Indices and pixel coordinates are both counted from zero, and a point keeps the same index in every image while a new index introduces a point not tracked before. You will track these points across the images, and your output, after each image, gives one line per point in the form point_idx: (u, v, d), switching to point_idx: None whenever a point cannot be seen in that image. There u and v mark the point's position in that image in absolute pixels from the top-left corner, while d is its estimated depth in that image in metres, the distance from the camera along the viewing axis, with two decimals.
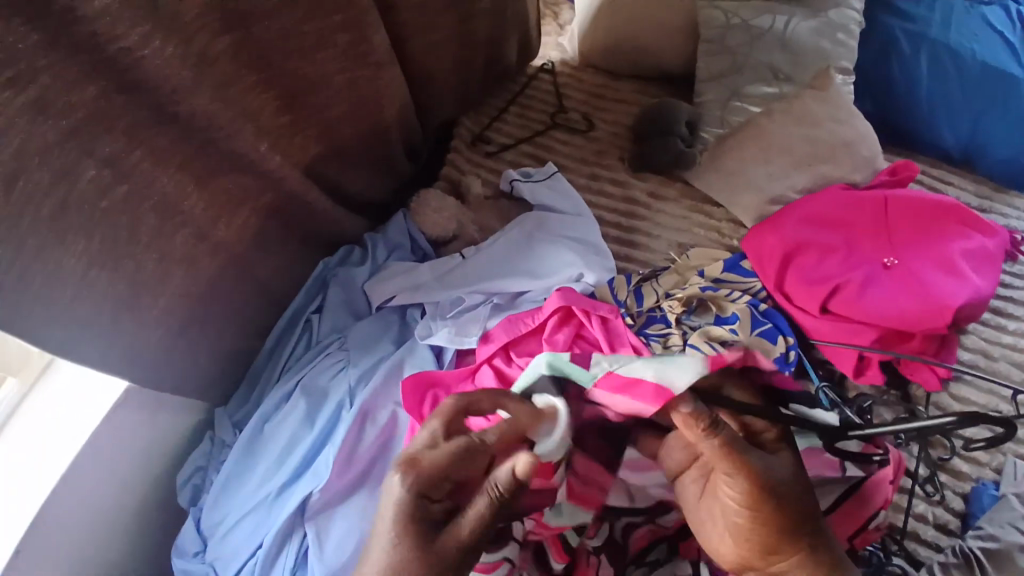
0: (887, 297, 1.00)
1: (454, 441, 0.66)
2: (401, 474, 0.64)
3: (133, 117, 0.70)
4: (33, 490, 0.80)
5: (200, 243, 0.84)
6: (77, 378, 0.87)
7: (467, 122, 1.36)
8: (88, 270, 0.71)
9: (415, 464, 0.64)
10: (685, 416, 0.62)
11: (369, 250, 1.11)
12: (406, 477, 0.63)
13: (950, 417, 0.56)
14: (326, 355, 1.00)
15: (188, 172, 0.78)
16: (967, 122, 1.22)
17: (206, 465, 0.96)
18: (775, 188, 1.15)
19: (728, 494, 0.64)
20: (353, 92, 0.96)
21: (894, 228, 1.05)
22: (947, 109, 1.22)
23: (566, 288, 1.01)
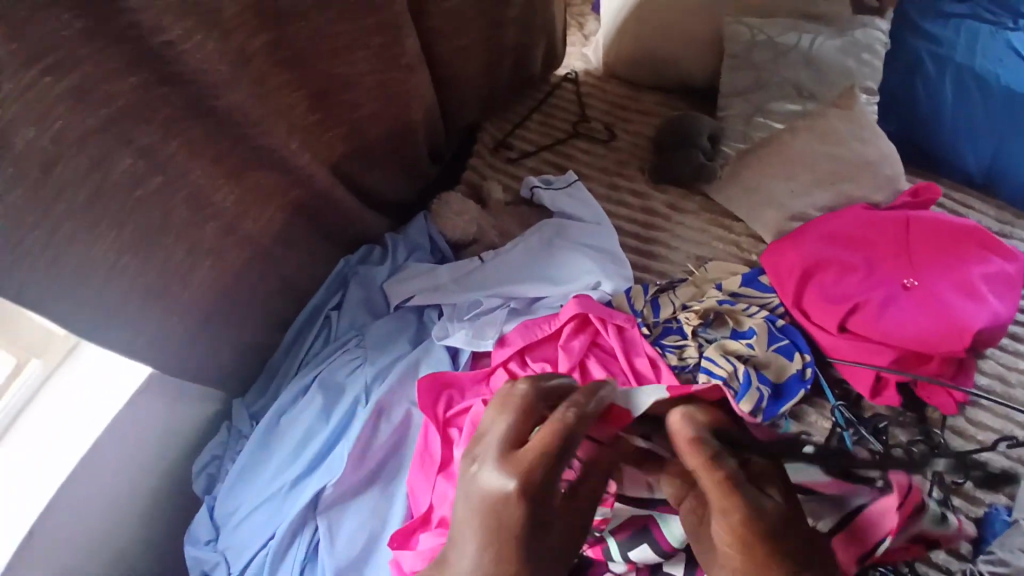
0: (906, 318, 0.99)
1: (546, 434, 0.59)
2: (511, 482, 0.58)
3: (171, 109, 0.71)
4: (33, 490, 0.80)
5: (228, 235, 0.85)
6: (101, 362, 0.89)
7: (490, 128, 1.37)
8: (119, 256, 0.72)
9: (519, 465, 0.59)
10: (689, 439, 0.58)
11: (390, 250, 1.13)
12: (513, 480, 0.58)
13: (941, 460, 0.56)
14: (344, 351, 1.01)
15: (220, 166, 0.80)
16: (991, 145, 1.21)
17: (222, 455, 0.97)
18: (796, 205, 1.15)
19: (719, 535, 0.56)
20: (382, 94, 0.97)
21: (916, 249, 1.05)
22: (971, 133, 1.22)
23: (584, 295, 1.02)
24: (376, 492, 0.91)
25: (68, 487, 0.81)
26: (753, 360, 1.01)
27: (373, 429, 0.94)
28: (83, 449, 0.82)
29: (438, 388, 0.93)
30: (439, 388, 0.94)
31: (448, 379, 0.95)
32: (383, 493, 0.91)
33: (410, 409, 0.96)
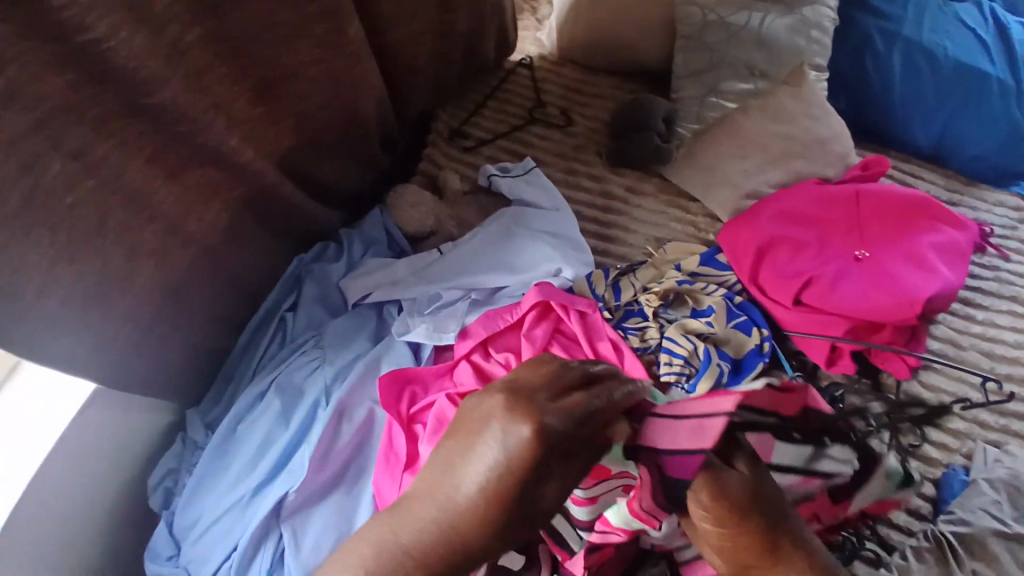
0: (859, 291, 1.01)
1: (570, 397, 0.57)
2: (521, 429, 0.55)
3: (101, 109, 0.68)
4: None
5: (171, 236, 0.82)
6: (46, 378, 0.85)
7: (444, 116, 1.35)
8: (54, 265, 0.69)
9: (534, 413, 0.55)
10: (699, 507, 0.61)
11: (345, 246, 1.11)
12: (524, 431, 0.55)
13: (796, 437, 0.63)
14: (301, 353, 0.99)
15: (157, 165, 0.77)
16: (940, 119, 1.24)
17: (179, 467, 0.94)
18: (749, 183, 1.16)
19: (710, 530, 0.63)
20: (329, 85, 0.94)
21: (865, 222, 1.07)
22: (919, 106, 1.25)
23: (544, 283, 1.02)
24: (341, 494, 0.89)
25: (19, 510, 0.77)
26: (713, 338, 1.02)
27: (335, 431, 0.92)
28: (32, 470, 0.78)
29: (401, 384, 0.93)
30: (401, 384, 0.94)
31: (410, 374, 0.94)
32: (348, 495, 0.89)
33: (373, 407, 0.94)
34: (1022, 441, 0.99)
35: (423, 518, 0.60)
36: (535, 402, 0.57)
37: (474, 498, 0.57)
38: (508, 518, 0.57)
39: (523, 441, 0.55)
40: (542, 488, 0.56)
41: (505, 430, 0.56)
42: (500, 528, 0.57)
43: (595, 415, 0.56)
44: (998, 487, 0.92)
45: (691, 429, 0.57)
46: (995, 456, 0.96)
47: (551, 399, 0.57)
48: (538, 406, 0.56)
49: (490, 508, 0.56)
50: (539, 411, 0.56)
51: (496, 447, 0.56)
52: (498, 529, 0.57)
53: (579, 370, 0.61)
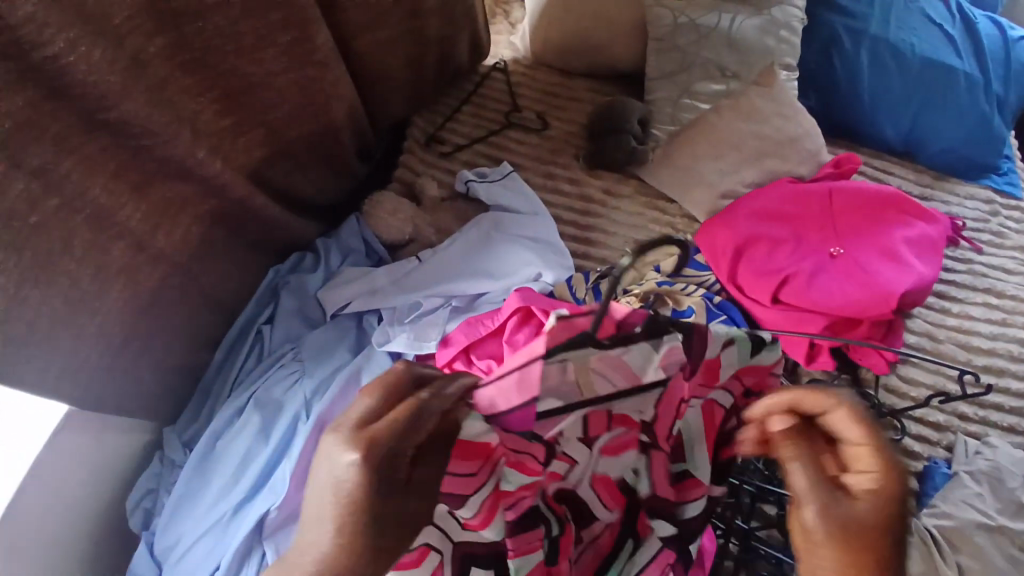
0: (834, 288, 1.03)
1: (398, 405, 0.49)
2: (355, 452, 0.47)
3: (62, 126, 0.66)
4: None
5: (139, 253, 0.80)
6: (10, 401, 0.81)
7: (420, 122, 1.34)
8: (21, 286, 0.67)
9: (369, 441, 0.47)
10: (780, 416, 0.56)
11: (322, 256, 1.10)
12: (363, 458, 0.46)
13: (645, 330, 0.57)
14: (280, 366, 0.98)
15: (122, 180, 0.74)
16: (909, 117, 1.27)
17: (157, 487, 0.92)
18: (725, 183, 1.17)
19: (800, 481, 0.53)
20: (297, 94, 0.93)
21: (839, 219, 1.09)
22: (886, 104, 1.27)
23: (525, 288, 1.01)
24: None
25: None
26: None
27: None
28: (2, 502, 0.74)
29: None
30: None
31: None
32: None
33: None
34: (1002, 432, 1.03)
35: None
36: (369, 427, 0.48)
37: (324, 561, 0.46)
38: (378, 545, 0.48)
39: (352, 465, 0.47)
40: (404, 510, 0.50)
41: (337, 458, 0.47)
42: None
43: (433, 419, 0.50)
44: (979, 478, 0.94)
45: (511, 387, 0.55)
46: (976, 448, 0.98)
47: (378, 414, 0.49)
48: (375, 429, 0.48)
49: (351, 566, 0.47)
50: (370, 433, 0.47)
51: (333, 485, 0.47)
52: None
53: (419, 399, 0.50)
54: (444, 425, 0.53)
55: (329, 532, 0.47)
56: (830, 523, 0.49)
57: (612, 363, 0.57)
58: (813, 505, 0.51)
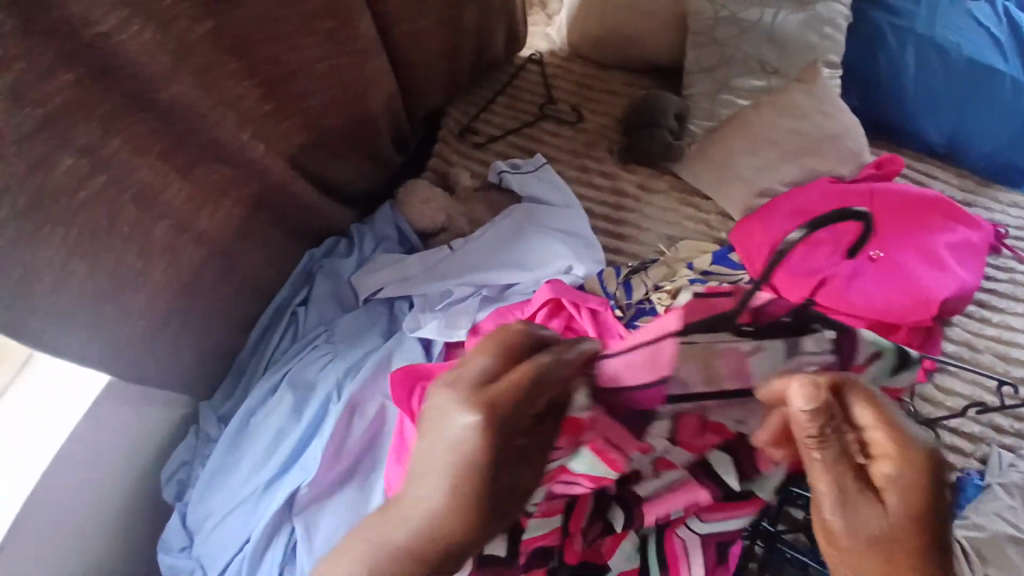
0: (873, 291, 1.01)
1: (520, 372, 0.59)
2: (473, 416, 0.58)
3: (111, 106, 0.68)
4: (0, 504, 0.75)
5: (181, 233, 0.82)
6: (58, 372, 0.83)
7: (454, 113, 1.34)
8: (68, 261, 0.69)
9: (491, 405, 0.58)
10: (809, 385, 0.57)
11: (356, 241, 1.11)
12: (481, 419, 0.57)
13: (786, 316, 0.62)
14: (314, 347, 0.99)
15: (168, 161, 0.76)
16: (951, 117, 1.24)
17: (191, 460, 0.94)
18: (763, 180, 1.15)
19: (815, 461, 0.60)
20: (336, 80, 0.93)
21: (881, 220, 1.06)
22: (929, 105, 1.24)
23: (556, 280, 1.02)
24: (353, 489, 0.89)
25: (30, 506, 0.76)
26: None
27: (347, 425, 0.92)
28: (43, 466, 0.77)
29: (410, 381, 0.90)
30: (413, 381, 0.90)
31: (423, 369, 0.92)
32: (359, 490, 0.89)
33: (384, 403, 0.94)
34: None
35: (394, 537, 0.60)
36: (480, 396, 0.58)
37: (444, 501, 0.59)
38: (487, 499, 0.60)
39: (469, 426, 0.58)
40: (506, 476, 0.61)
41: (461, 420, 0.58)
42: (465, 528, 0.60)
43: (546, 393, 0.60)
44: (1013, 491, 0.91)
45: (639, 366, 0.62)
46: (1010, 462, 0.95)
47: (494, 381, 0.59)
48: (485, 399, 0.58)
49: (463, 509, 0.59)
50: (491, 398, 0.58)
51: (456, 437, 0.58)
52: (477, 526, 0.60)
53: (529, 366, 0.59)
54: (560, 395, 0.63)
55: (446, 482, 0.59)
56: (846, 519, 0.60)
57: (736, 361, 0.63)
58: (836, 506, 0.60)
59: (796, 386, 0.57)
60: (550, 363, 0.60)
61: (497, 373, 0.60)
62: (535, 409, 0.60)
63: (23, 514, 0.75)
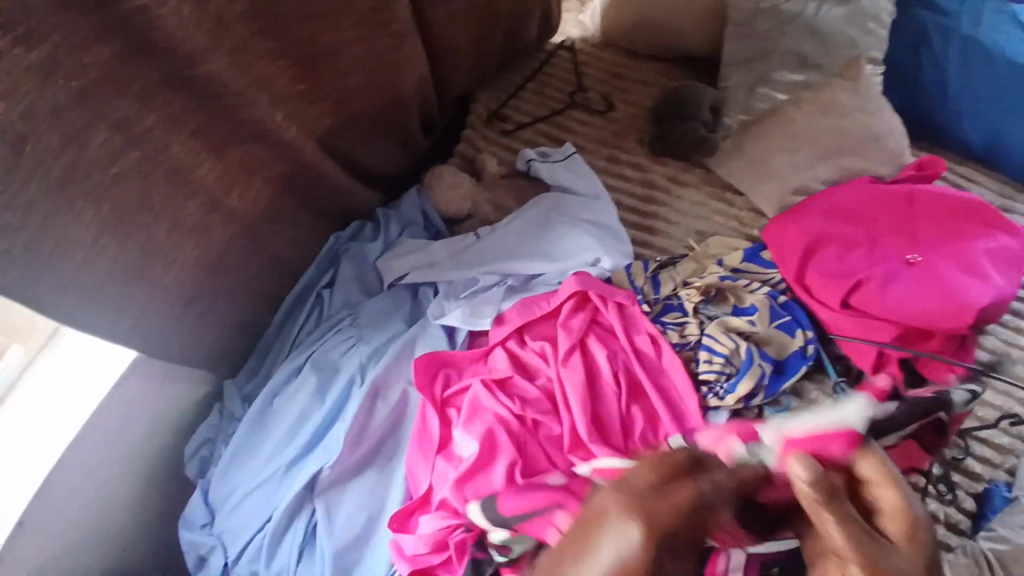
0: (908, 295, 0.98)
1: (680, 492, 0.59)
2: (627, 524, 0.57)
3: (147, 82, 0.67)
4: (28, 473, 0.76)
5: (212, 212, 0.81)
6: (85, 347, 0.84)
7: (484, 99, 1.32)
8: (99, 236, 0.69)
9: (642, 504, 0.58)
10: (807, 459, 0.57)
11: (382, 225, 1.10)
12: (632, 525, 0.56)
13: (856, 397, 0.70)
14: (338, 330, 0.99)
15: (200, 139, 0.76)
16: (996, 117, 1.18)
17: (214, 438, 0.93)
18: (799, 178, 1.12)
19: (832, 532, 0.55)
20: (372, 62, 0.92)
21: (918, 224, 1.04)
22: (971, 107, 1.20)
23: (583, 273, 1.01)
24: (374, 473, 0.89)
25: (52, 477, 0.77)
26: (754, 337, 1.01)
27: (370, 409, 0.92)
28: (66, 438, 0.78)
29: (436, 367, 0.93)
30: (436, 367, 0.94)
31: (448, 359, 0.95)
32: (380, 474, 0.89)
33: (407, 388, 0.94)
34: None
35: None
36: (645, 499, 0.58)
37: None
38: None
39: (624, 533, 0.56)
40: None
41: (621, 531, 0.56)
42: None
43: (704, 513, 0.59)
44: None
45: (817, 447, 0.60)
46: None
47: (656, 490, 0.59)
48: (650, 503, 0.58)
49: None
50: (647, 507, 0.57)
51: (614, 552, 0.55)
52: None
53: (694, 483, 0.60)
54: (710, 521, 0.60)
55: None
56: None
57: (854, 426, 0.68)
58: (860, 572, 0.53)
59: (792, 457, 0.57)
60: (712, 489, 0.60)
61: (658, 481, 0.60)
62: (695, 528, 0.58)
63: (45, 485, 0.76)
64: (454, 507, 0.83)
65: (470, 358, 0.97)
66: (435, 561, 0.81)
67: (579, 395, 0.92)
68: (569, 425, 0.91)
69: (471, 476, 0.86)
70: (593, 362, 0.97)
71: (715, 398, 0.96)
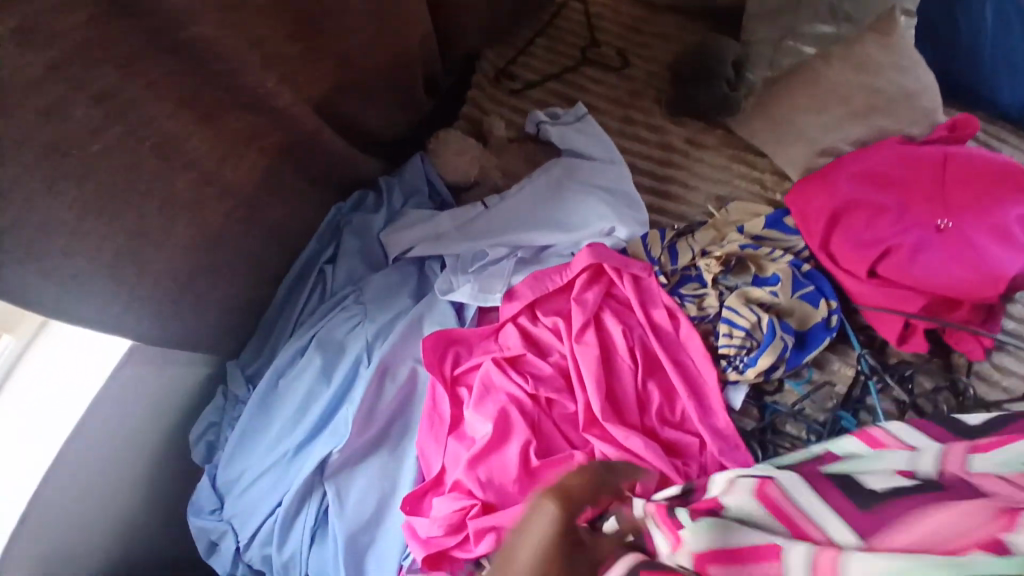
0: (938, 264, 0.93)
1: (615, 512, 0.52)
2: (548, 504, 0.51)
3: (128, 47, 0.61)
4: (27, 465, 0.74)
5: (204, 188, 0.76)
6: (76, 338, 0.80)
7: (491, 55, 1.25)
8: (83, 218, 0.64)
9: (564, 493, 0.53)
10: None
11: (385, 195, 1.04)
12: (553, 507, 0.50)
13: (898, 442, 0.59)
14: (342, 308, 0.95)
15: (187, 110, 0.70)
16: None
17: (220, 422, 0.91)
18: (828, 139, 1.05)
19: None
20: (376, 20, 0.84)
21: (951, 185, 0.96)
22: (1011, 63, 1.11)
23: (598, 244, 0.95)
24: (383, 455, 0.87)
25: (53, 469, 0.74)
26: (776, 308, 0.96)
27: (378, 390, 0.89)
28: (65, 431, 0.75)
29: (445, 345, 0.90)
30: (445, 345, 0.91)
31: (456, 337, 0.92)
32: (389, 457, 0.87)
33: (416, 366, 0.91)
34: None
35: None
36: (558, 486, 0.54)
37: None
38: None
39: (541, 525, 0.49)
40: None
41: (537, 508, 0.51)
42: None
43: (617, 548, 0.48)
44: None
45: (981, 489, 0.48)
46: None
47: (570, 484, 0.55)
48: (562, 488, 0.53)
49: None
50: (565, 494, 0.53)
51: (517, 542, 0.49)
52: None
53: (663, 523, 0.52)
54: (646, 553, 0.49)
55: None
56: None
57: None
58: None
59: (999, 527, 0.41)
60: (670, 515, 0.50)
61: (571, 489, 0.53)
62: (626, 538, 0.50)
63: (46, 477, 0.74)
64: (468, 488, 0.81)
65: (479, 334, 0.93)
66: (451, 543, 0.80)
67: (594, 373, 0.89)
68: (585, 403, 0.88)
69: (484, 457, 0.83)
70: (607, 337, 0.94)
71: (735, 373, 0.92)
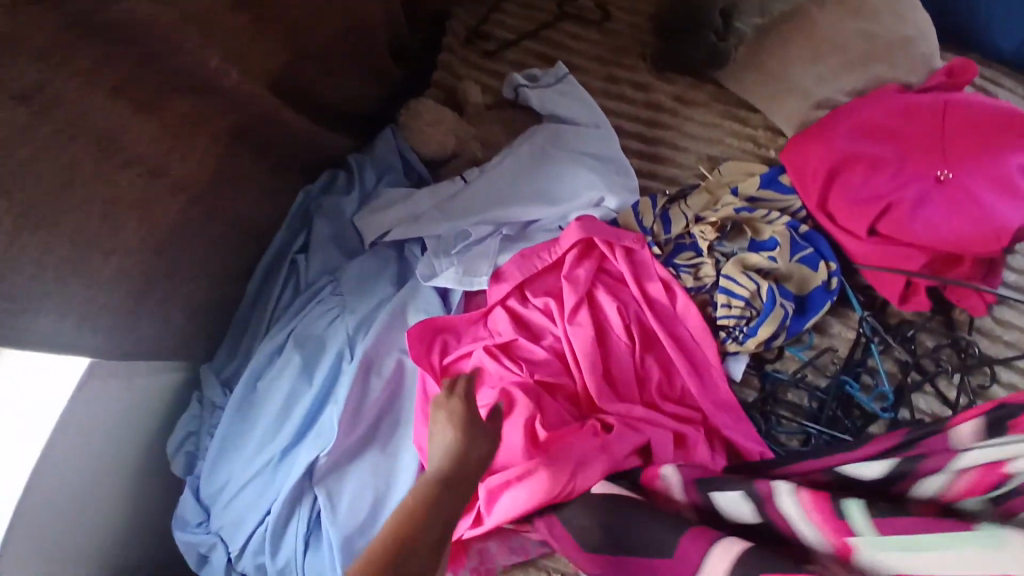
0: (939, 218, 0.89)
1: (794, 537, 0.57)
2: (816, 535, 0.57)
3: (51, 35, 0.53)
4: None
5: (152, 184, 0.69)
6: (28, 358, 0.74)
7: (461, 14, 1.16)
8: (16, 232, 0.57)
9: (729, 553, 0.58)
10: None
11: (356, 175, 0.98)
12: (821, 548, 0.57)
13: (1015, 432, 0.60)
14: (318, 301, 0.90)
15: (125, 99, 0.62)
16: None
17: (199, 430, 0.87)
18: (823, 91, 1.00)
19: None
20: None
21: (952, 133, 0.90)
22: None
23: (587, 217, 0.90)
24: (374, 453, 0.83)
25: (25, 506, 0.69)
26: (775, 274, 0.92)
27: (363, 385, 0.85)
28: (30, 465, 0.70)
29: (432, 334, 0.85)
30: (433, 333, 0.86)
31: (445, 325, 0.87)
32: (380, 454, 0.83)
33: (401, 358, 0.87)
34: None
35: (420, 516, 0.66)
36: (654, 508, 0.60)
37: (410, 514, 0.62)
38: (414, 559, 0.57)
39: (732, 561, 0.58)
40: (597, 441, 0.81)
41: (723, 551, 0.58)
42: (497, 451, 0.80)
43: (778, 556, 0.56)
44: None
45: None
46: None
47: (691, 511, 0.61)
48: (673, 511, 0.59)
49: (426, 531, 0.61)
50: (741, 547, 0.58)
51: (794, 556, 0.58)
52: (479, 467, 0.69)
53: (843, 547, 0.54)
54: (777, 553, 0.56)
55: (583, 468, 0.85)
56: None
57: None
58: None
59: None
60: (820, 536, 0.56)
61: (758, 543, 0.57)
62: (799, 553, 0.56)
63: (18, 517, 0.69)
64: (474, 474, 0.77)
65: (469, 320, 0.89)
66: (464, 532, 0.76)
67: (590, 354, 0.85)
68: (581, 385, 0.85)
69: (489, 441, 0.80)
70: (601, 314, 0.89)
71: (734, 343, 0.89)
